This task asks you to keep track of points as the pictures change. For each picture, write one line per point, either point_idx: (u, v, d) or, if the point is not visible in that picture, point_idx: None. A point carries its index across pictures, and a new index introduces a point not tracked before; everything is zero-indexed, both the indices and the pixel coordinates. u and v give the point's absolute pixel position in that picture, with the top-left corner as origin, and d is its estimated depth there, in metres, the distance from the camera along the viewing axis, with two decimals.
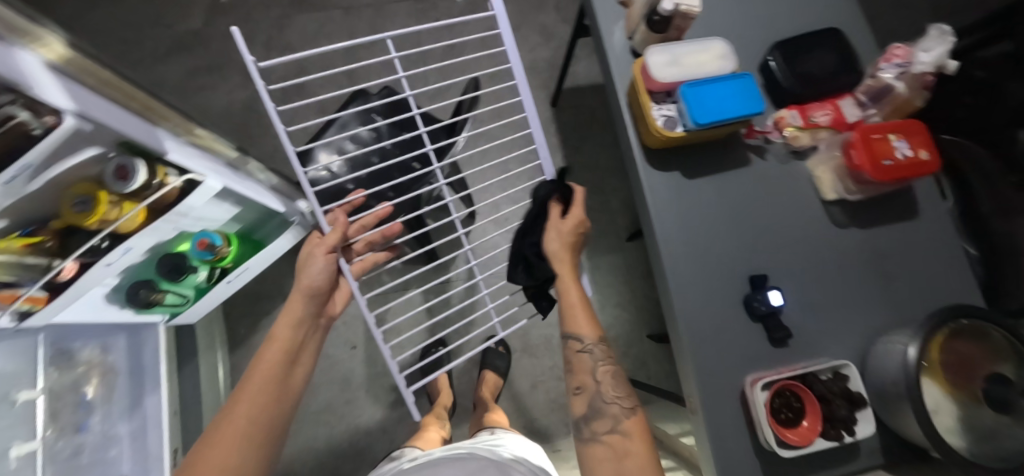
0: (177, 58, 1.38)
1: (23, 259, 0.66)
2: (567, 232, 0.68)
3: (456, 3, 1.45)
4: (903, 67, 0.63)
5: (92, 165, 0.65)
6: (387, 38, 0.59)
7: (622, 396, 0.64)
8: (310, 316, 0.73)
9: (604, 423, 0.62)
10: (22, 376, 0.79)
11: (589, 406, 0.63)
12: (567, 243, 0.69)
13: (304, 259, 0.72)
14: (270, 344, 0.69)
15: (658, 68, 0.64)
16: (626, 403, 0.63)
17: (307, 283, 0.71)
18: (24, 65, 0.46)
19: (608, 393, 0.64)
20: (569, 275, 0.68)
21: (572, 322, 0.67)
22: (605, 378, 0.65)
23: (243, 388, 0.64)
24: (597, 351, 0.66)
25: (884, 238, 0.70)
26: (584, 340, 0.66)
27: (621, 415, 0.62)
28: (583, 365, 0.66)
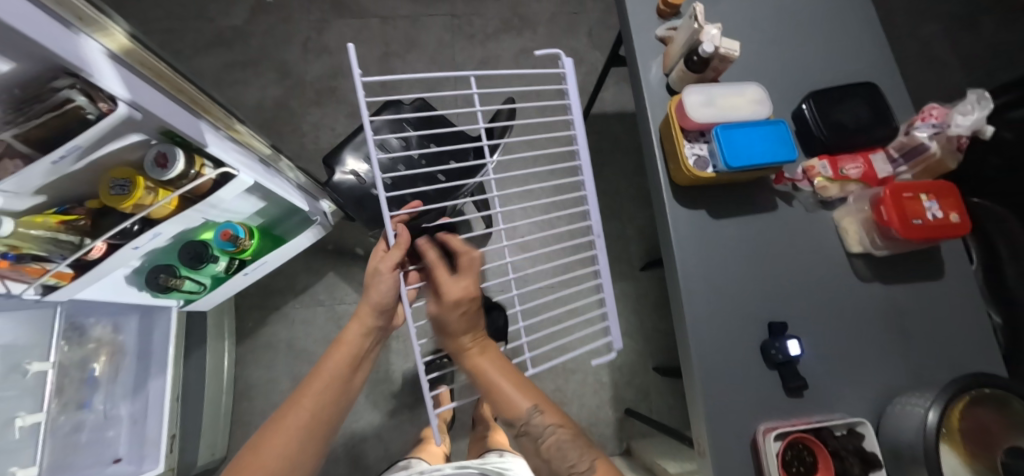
0: (216, 51, 1.42)
1: (57, 236, 0.67)
2: (443, 320, 0.61)
3: (490, 21, 1.49)
4: (937, 128, 0.64)
5: (133, 149, 0.67)
6: (474, 70, 0.59)
7: (576, 463, 0.55)
8: (378, 327, 0.69)
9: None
10: (36, 347, 0.82)
11: None
12: (460, 332, 0.61)
13: (369, 273, 0.67)
14: (336, 347, 0.67)
15: (694, 107, 0.64)
16: (585, 465, 0.54)
17: (376, 297, 0.66)
18: (85, 51, 0.49)
19: (563, 466, 0.55)
20: (476, 364, 0.61)
21: (501, 407, 0.59)
22: (552, 452, 0.56)
23: (305, 387, 0.63)
24: (533, 423, 0.57)
25: (909, 295, 0.69)
26: (517, 418, 0.58)
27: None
28: (527, 444, 0.58)
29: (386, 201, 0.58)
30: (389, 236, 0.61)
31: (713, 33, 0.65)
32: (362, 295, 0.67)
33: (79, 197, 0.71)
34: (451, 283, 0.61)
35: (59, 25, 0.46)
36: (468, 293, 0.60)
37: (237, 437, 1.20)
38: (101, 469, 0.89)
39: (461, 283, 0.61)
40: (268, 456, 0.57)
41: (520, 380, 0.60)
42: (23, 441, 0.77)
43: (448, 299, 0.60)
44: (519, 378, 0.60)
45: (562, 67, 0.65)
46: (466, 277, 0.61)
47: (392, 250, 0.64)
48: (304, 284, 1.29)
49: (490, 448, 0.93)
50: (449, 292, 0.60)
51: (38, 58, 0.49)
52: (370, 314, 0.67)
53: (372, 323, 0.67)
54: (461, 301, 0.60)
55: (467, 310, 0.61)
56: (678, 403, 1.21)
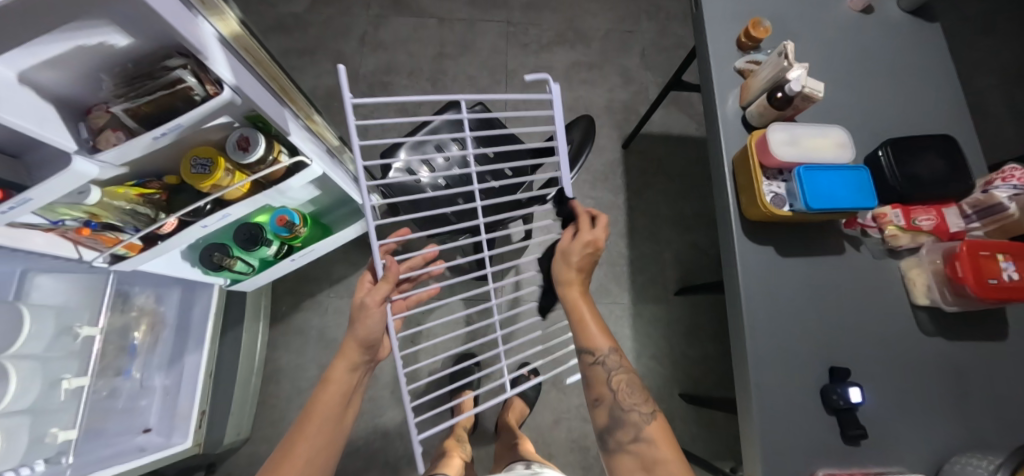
0: (274, 37, 1.44)
1: (136, 208, 0.69)
2: (573, 255, 0.64)
3: (545, 32, 1.50)
4: (1018, 189, 0.64)
5: (218, 131, 0.68)
6: (448, 90, 0.58)
7: (639, 402, 0.63)
8: (365, 362, 0.66)
9: (628, 432, 0.62)
10: (86, 311, 0.81)
11: (611, 417, 0.64)
12: (576, 271, 0.65)
13: (355, 306, 0.64)
14: (323, 386, 0.63)
15: (777, 145, 0.65)
16: (644, 408, 0.63)
17: (364, 333, 0.64)
18: (202, 31, 0.49)
19: (626, 401, 0.63)
20: (578, 299, 0.66)
21: (582, 341, 0.65)
22: (620, 387, 0.64)
23: (299, 430, 0.61)
24: (609, 361, 0.64)
25: (974, 354, 0.68)
26: (596, 352, 0.65)
27: (642, 421, 0.62)
28: (598, 377, 0.65)
29: (374, 232, 0.61)
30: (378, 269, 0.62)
31: (799, 74, 0.66)
32: (347, 330, 0.65)
33: (157, 171, 0.73)
34: (591, 228, 0.64)
35: (181, 3, 0.46)
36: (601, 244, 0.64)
37: (261, 419, 1.21)
38: (131, 438, 0.89)
39: (600, 231, 0.64)
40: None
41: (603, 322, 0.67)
42: (67, 404, 0.74)
43: (585, 239, 0.63)
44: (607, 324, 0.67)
45: (545, 93, 0.63)
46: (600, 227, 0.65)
47: (379, 284, 0.63)
48: (340, 273, 1.30)
49: (516, 459, 0.92)
50: (588, 234, 0.63)
51: (157, 36, 0.50)
52: (357, 349, 0.64)
53: (360, 359, 0.64)
54: (590, 245, 0.64)
55: (591, 255, 0.65)
56: (701, 432, 1.21)
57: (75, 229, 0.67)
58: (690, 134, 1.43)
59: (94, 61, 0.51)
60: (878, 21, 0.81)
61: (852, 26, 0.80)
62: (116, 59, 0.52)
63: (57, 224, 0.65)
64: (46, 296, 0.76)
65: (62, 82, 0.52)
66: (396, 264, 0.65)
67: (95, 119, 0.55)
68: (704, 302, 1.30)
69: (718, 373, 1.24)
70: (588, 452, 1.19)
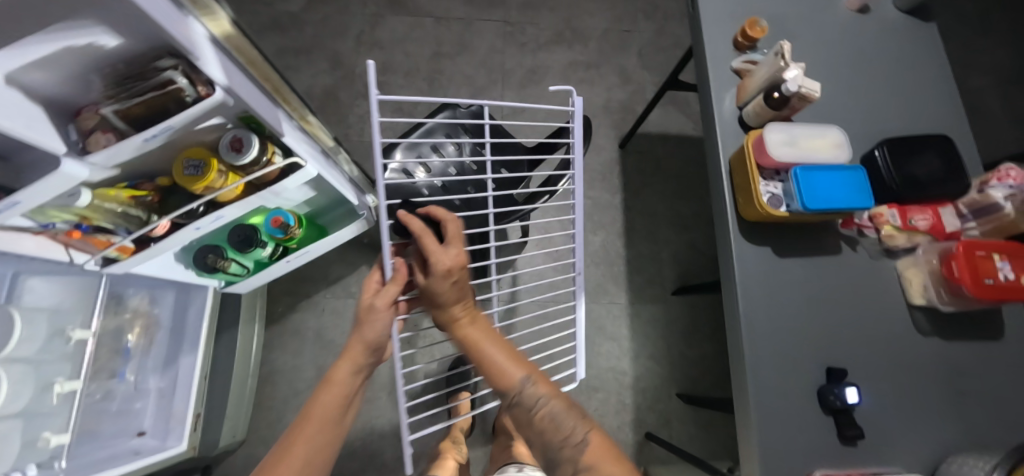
0: (269, 36, 1.43)
1: (127, 210, 0.69)
2: (436, 291, 0.58)
3: (543, 31, 1.49)
4: (1014, 188, 0.64)
5: (210, 132, 0.67)
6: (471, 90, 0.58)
7: (568, 433, 0.55)
8: (369, 364, 0.65)
9: (566, 469, 0.54)
10: (78, 314, 0.79)
11: (546, 456, 0.56)
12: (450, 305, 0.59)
13: (364, 308, 0.64)
14: (325, 387, 0.61)
15: (774, 145, 0.65)
16: (576, 437, 0.55)
17: (371, 335, 0.63)
18: (192, 30, 0.49)
19: (557, 436, 0.55)
20: (470, 336, 0.60)
21: (495, 378, 0.58)
22: (546, 421, 0.56)
23: (296, 432, 0.58)
24: (528, 394, 0.57)
25: (969, 354, 0.68)
26: (507, 390, 0.58)
27: (577, 452, 0.54)
28: (521, 414, 0.58)
29: (386, 235, 0.59)
30: (387, 268, 0.61)
31: (796, 73, 0.65)
32: (352, 331, 0.64)
33: (149, 173, 0.72)
34: (441, 251, 0.58)
35: (172, 3, 0.45)
36: (461, 265, 0.59)
37: (257, 421, 1.20)
38: (126, 441, 0.88)
39: (456, 254, 0.59)
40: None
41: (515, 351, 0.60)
42: (59, 408, 0.73)
43: (433, 269, 0.57)
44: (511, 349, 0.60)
45: (570, 105, 0.67)
46: (455, 248, 0.59)
47: (388, 286, 0.62)
48: (337, 274, 1.30)
49: (511, 460, 0.92)
50: (441, 263, 0.57)
51: (147, 38, 0.49)
52: (360, 353, 0.63)
53: (365, 361, 0.64)
54: (450, 274, 0.58)
55: (451, 282, 0.58)
56: (699, 432, 1.21)
57: (66, 231, 0.66)
58: (688, 134, 1.43)
59: (84, 62, 0.50)
60: (875, 21, 0.81)
61: (849, 26, 0.80)
62: (105, 60, 0.51)
63: (47, 227, 0.65)
64: (38, 299, 0.74)
65: (51, 83, 0.51)
66: (407, 265, 0.63)
67: (85, 121, 0.55)
68: (701, 302, 1.30)
69: (716, 373, 1.24)
70: None
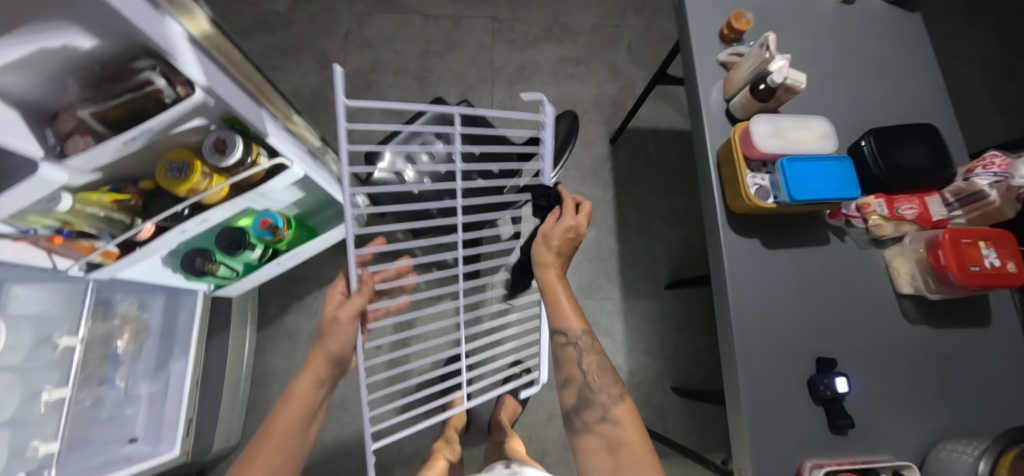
0: (255, 36, 1.41)
1: (110, 214, 0.68)
2: (554, 236, 0.67)
3: (532, 28, 1.49)
4: (1000, 176, 0.64)
5: (193, 134, 0.66)
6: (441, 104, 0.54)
7: (610, 383, 0.63)
8: (332, 376, 0.65)
9: (595, 412, 0.61)
10: (66, 320, 0.78)
11: (578, 398, 0.62)
12: (558, 252, 0.68)
13: (327, 321, 0.65)
14: (286, 401, 0.61)
15: (760, 137, 0.65)
16: (614, 390, 0.62)
17: (335, 347, 0.64)
18: (171, 32, 0.47)
19: (597, 382, 0.63)
20: (554, 281, 0.67)
21: (559, 319, 0.66)
22: (592, 369, 0.63)
23: (257, 448, 0.57)
24: (582, 342, 0.65)
25: (957, 341, 0.68)
26: (569, 333, 0.65)
27: (610, 401, 0.61)
28: (569, 358, 0.65)
29: (353, 256, 0.57)
30: (352, 280, 0.61)
31: (781, 65, 0.65)
32: (316, 343, 0.64)
33: (132, 176, 0.71)
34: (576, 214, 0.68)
35: (148, 3, 0.44)
36: (582, 229, 0.68)
37: (251, 425, 1.20)
38: (118, 448, 0.87)
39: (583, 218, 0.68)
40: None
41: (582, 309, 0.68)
42: (47, 416, 0.72)
43: (564, 223, 0.67)
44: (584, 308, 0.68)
45: (541, 115, 0.59)
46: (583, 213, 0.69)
47: (354, 298, 0.63)
48: (329, 276, 1.29)
49: (505, 457, 0.92)
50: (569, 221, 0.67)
51: (124, 39, 0.48)
52: (325, 364, 0.63)
53: (328, 373, 0.64)
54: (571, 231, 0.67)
55: (572, 239, 0.68)
56: (694, 425, 1.21)
57: (47, 237, 0.65)
58: (678, 128, 1.43)
59: (59, 63, 0.49)
60: (860, 11, 0.81)
61: (835, 17, 0.80)
62: (82, 61, 0.50)
63: (28, 232, 0.64)
64: (25, 306, 0.72)
65: (26, 85, 0.50)
66: (371, 275, 0.64)
67: (62, 124, 0.54)
68: (694, 295, 1.30)
69: (710, 366, 1.25)
70: None
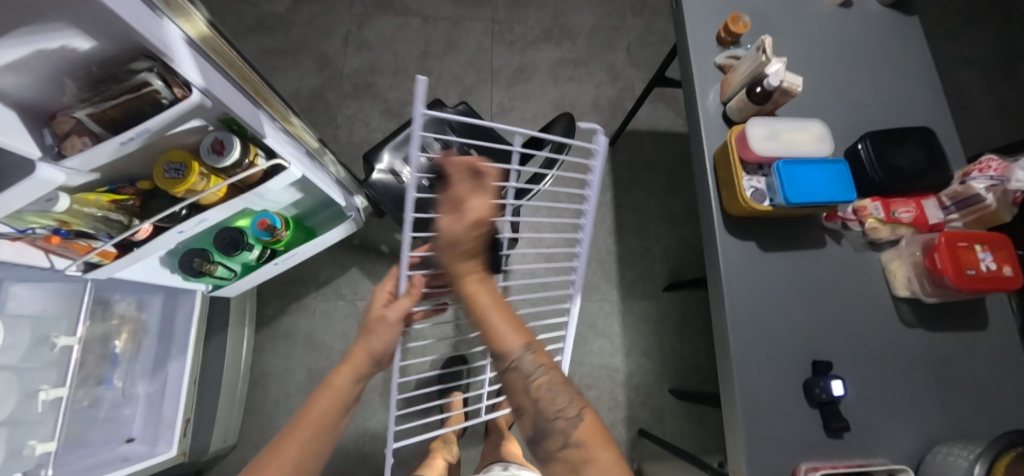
0: (255, 37, 1.42)
1: (108, 215, 0.68)
2: (456, 239, 0.54)
3: (531, 29, 1.49)
4: (996, 180, 0.64)
5: (191, 134, 0.67)
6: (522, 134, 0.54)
7: (566, 405, 0.53)
8: (369, 374, 0.65)
9: (556, 442, 0.52)
10: (64, 319, 0.78)
11: (536, 426, 0.54)
12: (466, 252, 0.56)
13: (371, 320, 0.66)
14: (321, 392, 0.60)
15: (756, 140, 0.65)
16: (572, 411, 0.53)
17: (377, 345, 0.64)
18: (168, 34, 0.48)
19: (551, 408, 0.53)
20: (477, 290, 0.56)
21: (492, 339, 0.56)
22: (543, 391, 0.54)
23: (286, 437, 0.55)
24: (526, 361, 0.54)
25: (953, 344, 0.68)
26: (508, 353, 0.55)
27: (569, 426, 0.52)
28: (516, 382, 0.55)
29: (409, 262, 0.58)
30: (405, 278, 0.63)
31: (777, 68, 0.65)
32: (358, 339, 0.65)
33: (130, 176, 0.71)
34: (474, 198, 0.54)
35: (145, 4, 0.44)
36: (485, 218, 0.54)
37: (248, 425, 1.20)
38: (115, 448, 0.87)
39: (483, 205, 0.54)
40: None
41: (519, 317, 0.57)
42: (44, 415, 0.72)
43: (464, 219, 0.54)
44: (516, 313, 0.57)
45: (592, 144, 0.61)
46: (486, 195, 0.55)
47: (401, 299, 0.64)
48: (327, 276, 1.29)
49: (502, 459, 0.92)
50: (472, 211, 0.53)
51: (120, 40, 0.49)
52: (365, 360, 0.64)
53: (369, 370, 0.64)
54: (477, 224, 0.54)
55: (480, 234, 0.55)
56: (691, 427, 1.21)
57: (44, 237, 0.65)
58: (677, 130, 1.43)
59: (56, 65, 0.50)
60: (857, 14, 0.81)
61: (832, 20, 0.80)
62: (80, 63, 0.51)
63: (25, 233, 0.63)
64: (23, 305, 0.72)
65: (23, 86, 0.50)
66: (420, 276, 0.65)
67: (59, 124, 0.54)
68: (692, 297, 1.30)
69: (708, 367, 1.25)
70: None
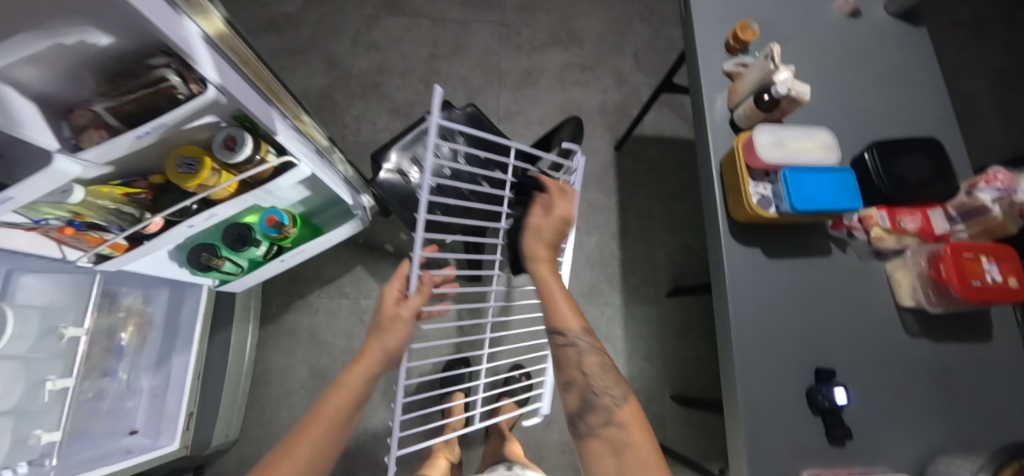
0: (265, 36, 1.43)
1: (120, 207, 0.69)
2: (544, 231, 0.67)
3: (539, 33, 1.50)
4: (1003, 192, 0.64)
5: (204, 130, 0.67)
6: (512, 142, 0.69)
7: (612, 386, 0.61)
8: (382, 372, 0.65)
9: (598, 417, 0.59)
10: (72, 310, 0.79)
11: (581, 401, 0.61)
12: (546, 244, 0.67)
13: (384, 316, 0.64)
14: (334, 392, 0.60)
15: (763, 147, 0.66)
16: (616, 392, 0.61)
17: (390, 342, 0.64)
18: (187, 31, 0.49)
19: (598, 384, 0.61)
20: (546, 274, 0.66)
21: (553, 319, 0.64)
22: (593, 369, 0.62)
23: (303, 433, 0.56)
24: (582, 342, 0.63)
25: (957, 355, 0.68)
26: (567, 333, 0.63)
27: (614, 404, 0.59)
28: (570, 360, 0.63)
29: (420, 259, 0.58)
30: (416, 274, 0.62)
31: (786, 76, 0.66)
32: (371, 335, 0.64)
33: (142, 171, 0.72)
34: (561, 203, 0.68)
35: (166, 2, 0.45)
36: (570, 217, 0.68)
37: (250, 421, 1.20)
38: (118, 440, 0.88)
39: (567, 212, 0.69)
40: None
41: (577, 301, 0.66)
42: (50, 405, 0.73)
43: (553, 215, 0.67)
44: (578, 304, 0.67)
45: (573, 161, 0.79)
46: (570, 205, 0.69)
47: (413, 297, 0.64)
48: (332, 274, 1.30)
49: (504, 460, 0.92)
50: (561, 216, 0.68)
51: (140, 36, 0.50)
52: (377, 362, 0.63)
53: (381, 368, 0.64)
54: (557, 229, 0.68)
55: (562, 230, 0.68)
56: (692, 433, 1.21)
57: (58, 228, 0.66)
58: (682, 136, 1.44)
59: (76, 59, 0.51)
60: (865, 25, 0.82)
61: (840, 29, 0.81)
62: (99, 59, 0.52)
63: (40, 223, 0.65)
64: (32, 296, 0.74)
65: (43, 78, 0.51)
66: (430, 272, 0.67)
67: (78, 118, 0.56)
68: (695, 303, 1.30)
69: (709, 374, 1.25)
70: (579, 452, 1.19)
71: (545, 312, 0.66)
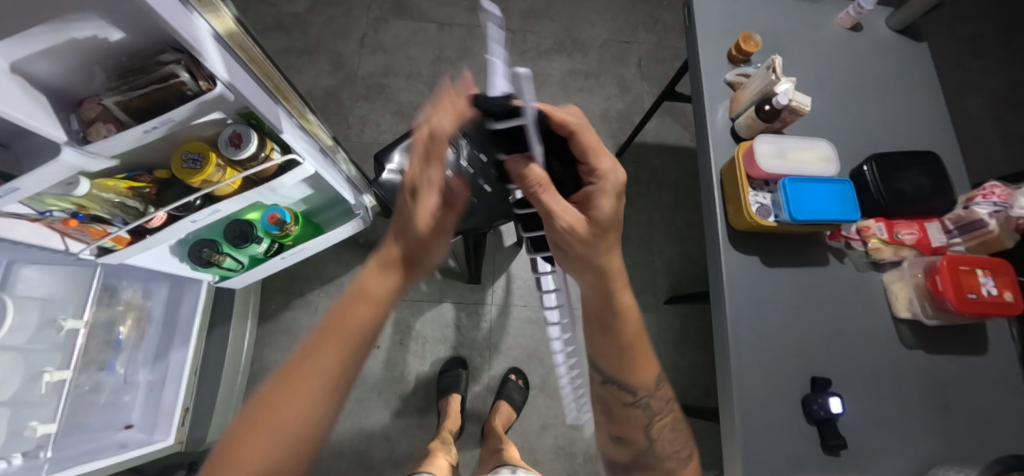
0: (273, 36, 1.45)
1: (125, 201, 0.69)
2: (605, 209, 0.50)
3: (544, 40, 1.52)
4: (999, 206, 0.65)
5: (210, 126, 0.68)
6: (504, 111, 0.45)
7: (679, 451, 0.63)
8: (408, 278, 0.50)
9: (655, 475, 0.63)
10: (71, 302, 0.78)
11: (635, 458, 0.63)
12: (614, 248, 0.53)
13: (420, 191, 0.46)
14: (359, 296, 0.48)
15: (763, 157, 0.67)
16: (683, 454, 0.63)
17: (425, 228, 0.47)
18: (198, 28, 0.49)
19: (667, 448, 0.62)
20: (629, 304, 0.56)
21: (634, 373, 0.60)
22: (662, 433, 0.62)
23: (323, 334, 0.46)
24: (652, 403, 0.62)
25: (952, 368, 0.69)
26: (638, 393, 0.61)
27: (680, 466, 0.63)
28: (637, 419, 0.62)
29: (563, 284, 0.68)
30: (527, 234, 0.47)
31: (786, 87, 0.68)
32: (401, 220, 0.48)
33: (148, 165, 0.72)
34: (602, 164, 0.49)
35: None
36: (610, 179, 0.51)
37: None
38: (113, 434, 0.87)
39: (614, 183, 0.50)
40: (253, 456, 0.41)
41: (651, 351, 0.61)
42: (47, 397, 0.73)
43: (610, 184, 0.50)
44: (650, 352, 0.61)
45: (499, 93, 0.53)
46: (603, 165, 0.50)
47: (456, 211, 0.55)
48: (332, 274, 1.30)
49: (501, 463, 0.93)
50: (605, 213, 0.50)
51: (151, 32, 0.50)
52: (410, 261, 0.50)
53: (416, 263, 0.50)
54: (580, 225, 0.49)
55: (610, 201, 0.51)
56: None
57: (62, 220, 0.68)
58: (684, 145, 1.45)
59: (88, 53, 0.51)
60: (867, 39, 0.83)
61: (842, 43, 0.82)
62: (109, 53, 0.53)
63: (45, 215, 0.66)
64: (32, 288, 0.74)
65: (55, 71, 0.52)
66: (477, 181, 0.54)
67: (86, 111, 0.56)
68: (693, 311, 1.31)
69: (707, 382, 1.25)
70: (574, 458, 1.18)
71: (615, 368, 0.59)
